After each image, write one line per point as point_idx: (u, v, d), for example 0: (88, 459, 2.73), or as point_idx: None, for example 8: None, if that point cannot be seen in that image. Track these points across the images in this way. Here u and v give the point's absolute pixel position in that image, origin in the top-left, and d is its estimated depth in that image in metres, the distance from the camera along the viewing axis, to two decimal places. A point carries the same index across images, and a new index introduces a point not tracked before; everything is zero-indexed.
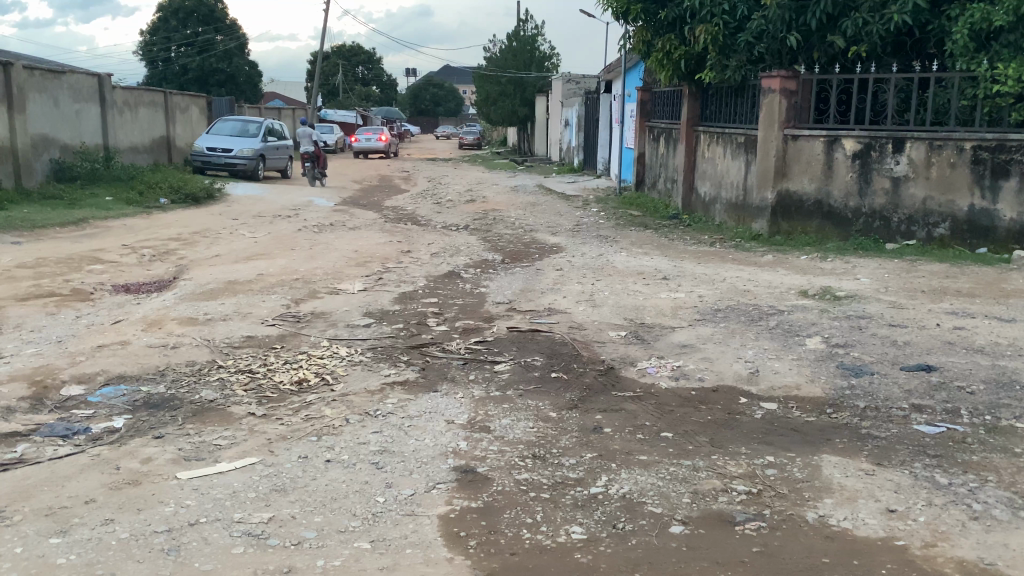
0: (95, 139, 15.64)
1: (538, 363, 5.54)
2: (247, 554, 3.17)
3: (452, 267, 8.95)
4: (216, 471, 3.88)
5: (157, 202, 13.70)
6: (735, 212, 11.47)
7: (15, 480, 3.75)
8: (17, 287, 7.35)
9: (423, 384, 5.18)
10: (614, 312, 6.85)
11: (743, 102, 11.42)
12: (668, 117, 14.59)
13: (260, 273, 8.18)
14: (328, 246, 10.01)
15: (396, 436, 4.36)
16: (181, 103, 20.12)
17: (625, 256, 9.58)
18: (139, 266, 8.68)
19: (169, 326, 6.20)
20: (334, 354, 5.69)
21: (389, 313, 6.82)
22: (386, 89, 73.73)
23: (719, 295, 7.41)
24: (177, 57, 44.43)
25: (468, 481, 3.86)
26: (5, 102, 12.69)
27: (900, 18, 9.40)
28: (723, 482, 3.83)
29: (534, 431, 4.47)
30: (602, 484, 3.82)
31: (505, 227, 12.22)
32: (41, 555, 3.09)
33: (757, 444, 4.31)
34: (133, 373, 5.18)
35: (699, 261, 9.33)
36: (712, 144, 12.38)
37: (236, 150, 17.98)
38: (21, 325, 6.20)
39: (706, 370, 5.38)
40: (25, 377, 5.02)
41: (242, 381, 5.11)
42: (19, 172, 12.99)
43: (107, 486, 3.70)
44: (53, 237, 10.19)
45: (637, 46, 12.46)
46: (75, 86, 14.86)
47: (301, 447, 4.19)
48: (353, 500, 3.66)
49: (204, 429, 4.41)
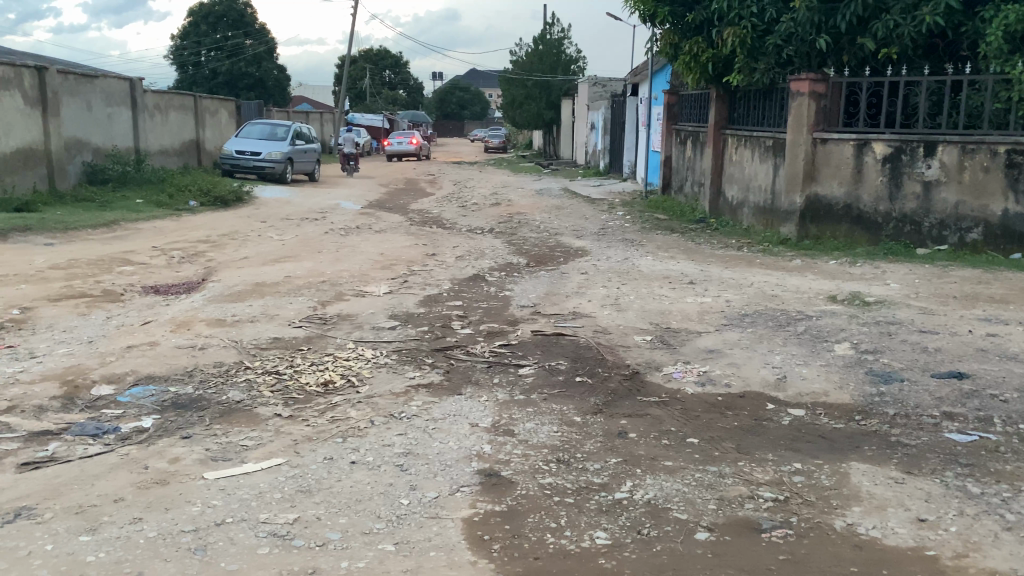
0: (127, 143, 15.87)
1: (563, 367, 5.53)
2: (272, 555, 3.19)
3: (476, 270, 8.97)
4: (243, 471, 3.91)
5: (186, 204, 13.87)
6: (763, 216, 11.39)
7: (46, 478, 3.80)
8: (50, 287, 7.49)
9: (448, 387, 5.20)
10: (639, 316, 6.81)
11: (771, 105, 11.33)
12: (695, 120, 14.52)
13: (287, 275, 8.26)
14: (355, 248, 10.08)
15: (421, 438, 4.38)
16: (211, 107, 20.36)
17: (650, 260, 9.54)
18: (168, 268, 8.80)
19: (197, 327, 6.27)
20: (360, 357, 5.71)
21: (414, 316, 6.85)
22: (413, 93, 74.08)
23: (746, 300, 7.35)
24: (207, 61, 45.13)
25: (491, 484, 3.86)
26: (40, 106, 12.91)
27: (932, 20, 9.28)
28: (750, 489, 3.79)
29: (559, 436, 4.46)
30: (627, 490, 3.80)
31: (530, 231, 12.23)
32: (71, 552, 3.13)
33: (784, 451, 4.26)
34: (161, 373, 5.24)
35: (725, 265, 9.26)
36: (740, 147, 12.28)
37: (265, 154, 18.22)
38: (54, 325, 6.31)
39: (732, 375, 5.33)
40: (56, 377, 5.10)
41: (270, 382, 5.16)
42: (53, 175, 13.20)
43: (135, 485, 3.74)
44: (86, 239, 10.36)
45: (665, 49, 12.46)
46: (107, 89, 15.10)
47: (327, 449, 4.22)
48: (378, 502, 3.67)
49: (231, 429, 4.45)
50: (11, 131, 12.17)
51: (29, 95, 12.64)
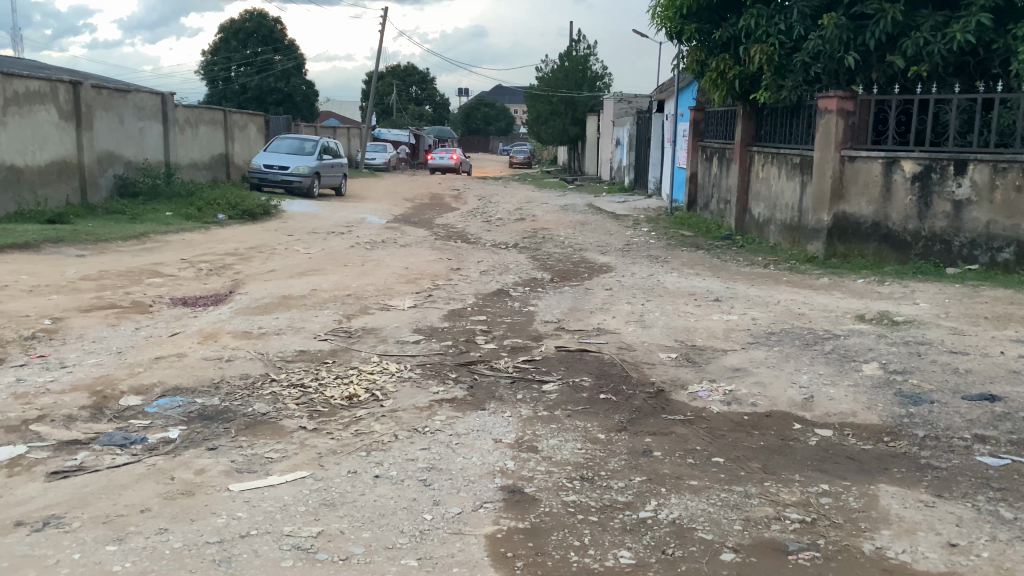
0: (156, 155, 16.12)
1: (587, 384, 5.51)
2: (295, 568, 3.20)
3: (500, 285, 8.99)
4: (267, 483, 3.94)
5: (215, 217, 14.01)
6: (790, 234, 11.29)
7: (75, 488, 3.85)
8: (80, 298, 7.60)
9: (471, 402, 5.18)
10: (665, 333, 6.78)
11: (798, 122, 11.25)
12: (722, 137, 14.48)
13: (313, 289, 8.32)
14: (380, 262, 10.11)
15: (444, 453, 4.38)
16: (241, 121, 20.67)
17: (676, 277, 9.50)
18: (196, 280, 8.89)
19: (225, 339, 6.33)
20: (384, 370, 5.73)
21: (438, 330, 6.86)
22: (440, 109, 74.79)
23: (772, 317, 7.31)
24: (237, 76, 45.91)
25: (515, 501, 3.85)
26: (74, 120, 13.13)
27: (964, 37, 9.24)
28: (777, 510, 3.75)
29: (583, 453, 4.43)
30: (651, 509, 3.77)
31: (555, 246, 12.23)
32: (98, 561, 3.16)
33: (811, 471, 4.21)
34: (188, 385, 5.28)
35: (751, 283, 9.20)
36: (767, 164, 12.21)
37: (293, 168, 18.39)
38: (84, 336, 6.40)
39: (759, 395, 5.27)
40: (86, 386, 5.17)
41: (295, 396, 5.18)
42: (85, 187, 13.42)
43: (162, 496, 3.76)
44: (114, 250, 10.49)
45: (691, 66, 12.48)
46: (139, 104, 15.35)
47: (351, 462, 4.23)
48: (402, 517, 3.67)
49: (256, 442, 4.48)
50: (45, 143, 12.40)
51: (64, 108, 12.88)
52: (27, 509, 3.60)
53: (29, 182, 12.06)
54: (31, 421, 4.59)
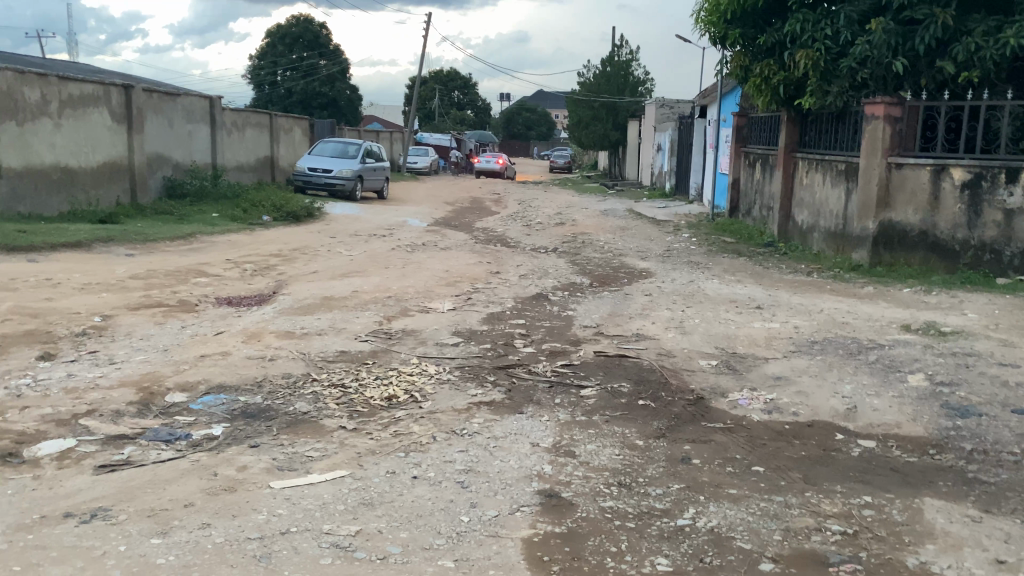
0: (204, 158, 16.45)
1: (626, 390, 5.48)
2: (334, 566, 3.24)
3: (539, 289, 8.99)
4: (307, 481, 3.99)
5: (260, 219, 14.25)
6: (834, 241, 11.13)
7: (121, 481, 3.94)
8: (129, 296, 7.78)
9: (509, 406, 5.20)
10: (705, 340, 6.72)
11: (844, 128, 11.09)
12: (765, 143, 14.34)
13: (355, 290, 8.41)
14: (421, 265, 10.19)
15: (482, 456, 4.40)
16: (286, 125, 21.00)
17: (716, 283, 9.42)
18: (240, 280, 9.04)
19: (268, 338, 6.43)
20: (423, 372, 5.77)
21: (477, 333, 6.89)
22: (481, 113, 75.09)
23: (815, 326, 7.21)
24: (283, 81, 46.65)
25: (552, 505, 3.85)
26: (126, 122, 13.44)
27: (1016, 42, 9.04)
28: (817, 521, 3.70)
29: (620, 459, 4.42)
30: (690, 517, 3.74)
31: (594, 251, 12.21)
32: (143, 554, 3.23)
33: (853, 483, 4.14)
34: (231, 383, 5.38)
35: (794, 291, 9.08)
36: (811, 170, 12.05)
37: (336, 171, 18.61)
38: (132, 333, 6.55)
39: (801, 404, 5.21)
40: (133, 383, 5.30)
41: (335, 395, 5.25)
42: (135, 188, 13.73)
43: (205, 491, 3.84)
44: (162, 250, 10.72)
45: (735, 71, 12.40)
46: (188, 107, 15.68)
47: (389, 463, 4.27)
48: (439, 518, 3.70)
49: (297, 440, 4.54)
50: (97, 145, 12.71)
51: (117, 111, 13.19)
52: (76, 501, 3.70)
53: (81, 183, 12.37)
54: (81, 415, 4.72)
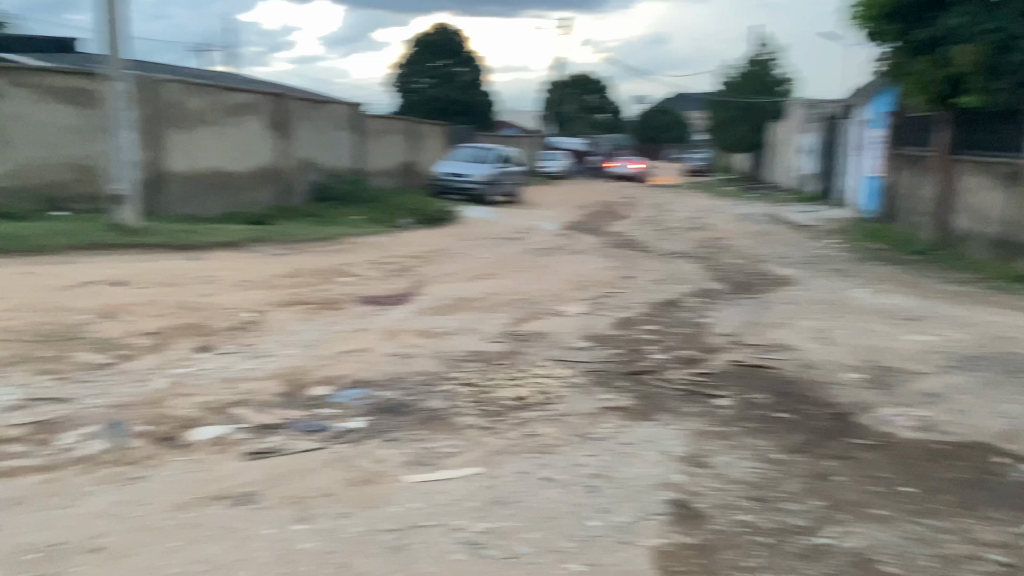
0: (348, 162, 17.19)
1: (764, 402, 5.30)
2: (465, 561, 3.30)
3: (674, 295, 8.83)
4: (440, 477, 4.09)
5: (398, 221, 14.74)
6: (998, 250, 10.34)
7: (268, 467, 4.17)
8: (279, 293, 8.22)
9: (641, 412, 5.13)
10: (851, 352, 6.40)
11: (1014, 127, 10.29)
12: (920, 144, 13.53)
13: (488, 292, 8.55)
14: (554, 269, 10.23)
15: (612, 461, 4.37)
16: (425, 131, 21.63)
17: (863, 293, 8.96)
18: (380, 280, 9.38)
19: (405, 337, 6.64)
20: (555, 375, 5.80)
21: (609, 338, 6.85)
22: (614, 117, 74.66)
23: (975, 340, 6.71)
24: (422, 88, 48.09)
25: (684, 515, 3.76)
26: (277, 129, 14.25)
27: None
28: (974, 550, 3.44)
29: (757, 472, 4.27)
30: (831, 536, 3.57)
31: (731, 257, 11.88)
32: (288, 538, 3.41)
33: (1016, 511, 3.83)
34: (370, 379, 5.58)
35: (950, 302, 8.50)
36: (972, 173, 11.26)
37: (472, 176, 18.96)
38: (281, 329, 6.92)
39: (957, 424, 4.86)
40: (281, 375, 5.60)
41: (468, 395, 5.35)
42: (284, 191, 14.53)
43: (344, 481, 4.00)
44: (308, 250, 11.28)
45: (894, 68, 11.80)
46: (334, 114, 16.43)
47: (520, 463, 4.31)
48: (568, 521, 3.69)
49: (432, 437, 4.66)
50: (252, 151, 13.54)
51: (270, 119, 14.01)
52: (228, 484, 3.95)
53: (236, 186, 13.21)
54: (235, 404, 5.03)
